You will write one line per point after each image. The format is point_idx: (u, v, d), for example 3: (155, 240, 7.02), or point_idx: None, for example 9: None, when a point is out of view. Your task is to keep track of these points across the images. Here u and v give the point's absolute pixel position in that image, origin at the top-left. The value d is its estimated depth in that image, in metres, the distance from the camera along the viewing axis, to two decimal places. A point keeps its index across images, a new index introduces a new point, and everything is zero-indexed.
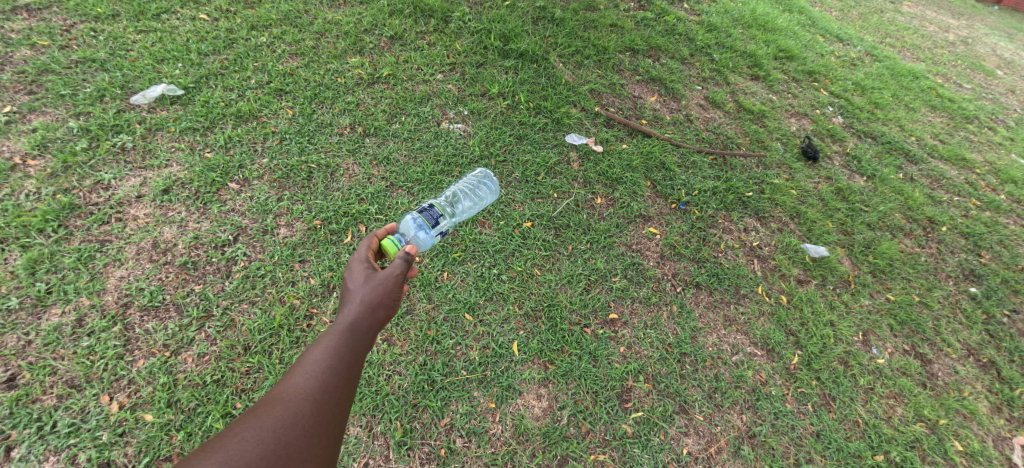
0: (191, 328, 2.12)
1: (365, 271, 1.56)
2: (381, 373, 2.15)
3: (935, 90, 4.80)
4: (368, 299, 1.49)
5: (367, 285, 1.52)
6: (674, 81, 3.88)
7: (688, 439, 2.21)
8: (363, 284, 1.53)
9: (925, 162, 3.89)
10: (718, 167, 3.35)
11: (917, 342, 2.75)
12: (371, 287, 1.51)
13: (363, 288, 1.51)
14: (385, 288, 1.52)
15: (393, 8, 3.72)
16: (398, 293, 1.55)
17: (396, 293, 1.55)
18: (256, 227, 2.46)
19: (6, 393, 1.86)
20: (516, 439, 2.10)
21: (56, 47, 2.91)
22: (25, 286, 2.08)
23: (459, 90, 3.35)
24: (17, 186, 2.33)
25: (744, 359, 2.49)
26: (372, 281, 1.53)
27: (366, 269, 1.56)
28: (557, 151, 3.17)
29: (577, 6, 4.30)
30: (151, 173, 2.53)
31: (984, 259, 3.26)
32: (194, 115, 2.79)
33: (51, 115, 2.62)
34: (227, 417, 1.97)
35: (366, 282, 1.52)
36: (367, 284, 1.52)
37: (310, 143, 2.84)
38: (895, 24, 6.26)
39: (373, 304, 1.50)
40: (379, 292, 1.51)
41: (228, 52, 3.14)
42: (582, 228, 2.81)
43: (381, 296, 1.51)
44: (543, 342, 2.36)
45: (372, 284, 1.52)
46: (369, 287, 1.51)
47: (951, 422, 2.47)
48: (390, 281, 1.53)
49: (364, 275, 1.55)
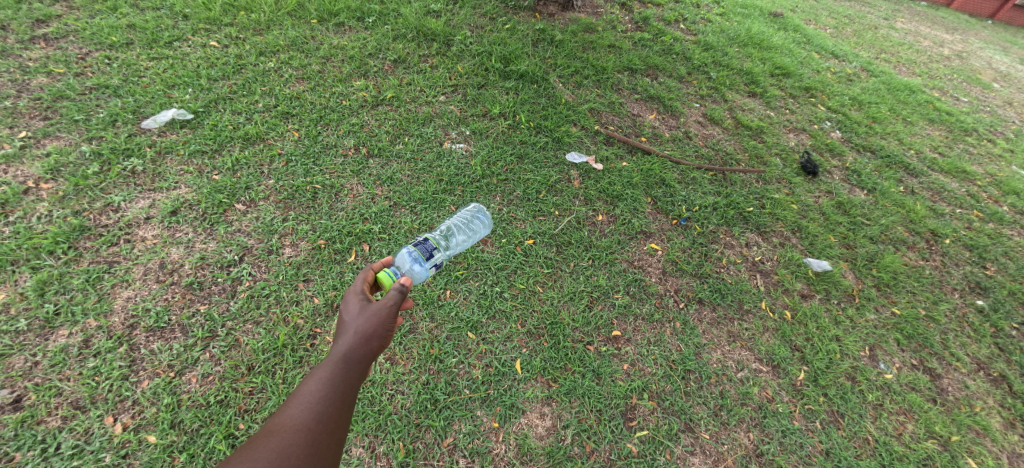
0: (196, 348, 2.13)
1: (359, 301, 1.56)
2: (384, 392, 2.15)
3: (932, 104, 4.85)
4: (363, 329, 1.49)
5: (362, 315, 1.51)
6: (672, 99, 3.94)
7: (695, 458, 2.17)
8: (358, 314, 1.52)
9: (925, 175, 3.90)
10: (718, 183, 3.39)
11: (926, 356, 2.72)
12: (366, 318, 1.51)
13: (358, 318, 1.51)
14: (378, 317, 1.51)
15: (396, 32, 3.85)
16: (392, 324, 1.55)
17: (392, 323, 1.54)
18: (262, 247, 2.49)
19: (12, 415, 1.87)
20: (520, 459, 2.06)
21: (71, 74, 3.01)
22: (34, 307, 2.11)
23: (461, 111, 3.43)
24: (29, 209, 2.38)
25: (750, 376, 2.46)
26: (366, 312, 1.52)
27: (361, 299, 1.56)
28: (558, 169, 3.21)
29: (576, 28, 4.41)
30: (159, 195, 2.58)
31: (989, 271, 3.24)
32: (203, 138, 2.86)
33: (65, 140, 2.69)
34: (229, 438, 1.95)
35: (361, 312, 1.52)
36: (362, 314, 1.52)
37: (315, 165, 2.89)
38: (889, 40, 6.36)
39: (367, 333, 1.49)
40: (374, 322, 1.51)
41: (237, 77, 3.24)
42: (584, 245, 2.83)
43: (377, 326, 1.51)
44: (546, 360, 2.35)
45: (367, 314, 1.52)
46: (365, 317, 1.51)
47: (963, 438, 2.42)
48: (384, 311, 1.52)
49: (359, 305, 1.55)
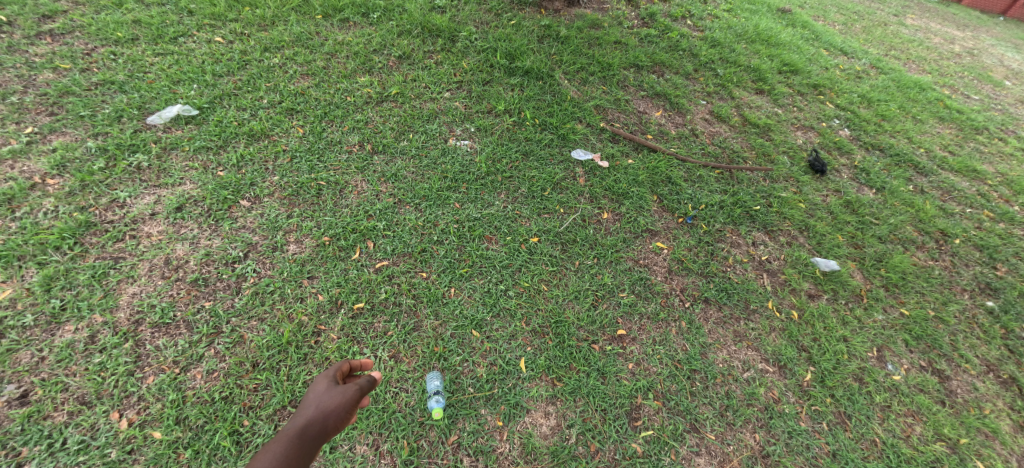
0: (201, 345, 2.13)
1: (325, 382, 1.57)
2: (388, 390, 2.14)
3: (942, 102, 4.78)
4: (325, 407, 1.48)
5: (327, 393, 1.52)
6: (678, 96, 3.91)
7: (700, 458, 2.15)
8: (322, 394, 1.52)
9: (934, 174, 3.85)
10: (725, 181, 3.36)
11: (935, 358, 2.69)
12: (331, 394, 1.51)
13: (322, 397, 1.51)
14: (343, 393, 1.52)
15: (401, 29, 3.83)
16: (353, 408, 1.53)
17: (353, 407, 1.53)
18: (267, 243, 2.49)
19: (19, 410, 1.88)
20: (524, 458, 2.05)
21: (77, 70, 3.01)
22: (41, 303, 2.11)
23: (466, 108, 3.41)
24: (36, 204, 2.39)
25: (756, 376, 2.44)
26: (331, 391, 1.53)
27: (328, 380, 1.57)
28: (564, 167, 3.19)
29: (582, 24, 4.38)
30: (165, 191, 2.59)
31: (999, 272, 3.20)
32: (208, 134, 2.86)
33: (70, 136, 2.69)
34: (234, 435, 1.96)
35: (326, 391, 1.52)
36: (326, 393, 1.52)
37: (319, 161, 2.89)
38: (899, 37, 6.28)
39: (328, 409, 1.48)
40: (338, 401, 1.50)
41: (241, 73, 3.24)
42: (589, 243, 2.82)
43: (339, 405, 1.50)
44: (551, 359, 2.34)
45: (332, 393, 1.52)
46: (329, 393, 1.52)
47: (973, 441, 2.39)
48: (349, 392, 1.53)
49: (323, 386, 1.56)
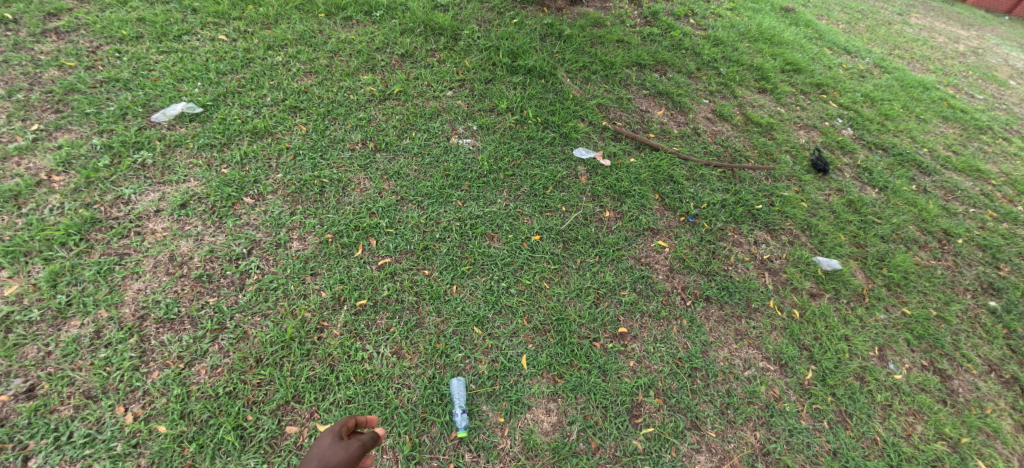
0: (205, 340, 2.15)
1: (327, 436, 1.42)
2: (390, 386, 2.16)
3: (946, 101, 4.77)
4: (328, 460, 1.33)
5: (331, 447, 1.37)
6: (681, 94, 3.91)
7: (701, 455, 2.16)
8: (325, 447, 1.37)
9: (938, 173, 3.84)
10: (727, 180, 3.36)
11: (936, 357, 2.69)
12: (335, 448, 1.37)
13: (325, 450, 1.36)
14: (348, 449, 1.38)
15: (404, 27, 3.84)
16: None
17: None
18: (270, 240, 2.51)
19: (26, 404, 1.90)
20: (525, 454, 2.06)
21: (82, 68, 3.03)
22: (47, 298, 2.13)
23: (468, 106, 3.42)
24: (42, 201, 2.41)
25: (757, 374, 2.45)
26: (335, 446, 1.38)
27: (332, 433, 1.44)
28: (566, 165, 3.20)
29: (584, 23, 4.38)
30: (169, 188, 2.60)
31: (1003, 272, 3.19)
32: (212, 132, 2.88)
33: (76, 133, 2.71)
34: (238, 429, 1.97)
35: (330, 445, 1.38)
36: (330, 448, 1.37)
37: (322, 159, 2.90)
38: (903, 36, 6.25)
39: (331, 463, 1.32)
40: (342, 455, 1.36)
41: (245, 71, 3.26)
42: (591, 241, 2.82)
43: (343, 460, 1.35)
44: (552, 356, 2.35)
45: (336, 447, 1.38)
46: (334, 447, 1.37)
47: (974, 440, 2.39)
48: (354, 448, 1.40)
49: (326, 439, 1.41)
